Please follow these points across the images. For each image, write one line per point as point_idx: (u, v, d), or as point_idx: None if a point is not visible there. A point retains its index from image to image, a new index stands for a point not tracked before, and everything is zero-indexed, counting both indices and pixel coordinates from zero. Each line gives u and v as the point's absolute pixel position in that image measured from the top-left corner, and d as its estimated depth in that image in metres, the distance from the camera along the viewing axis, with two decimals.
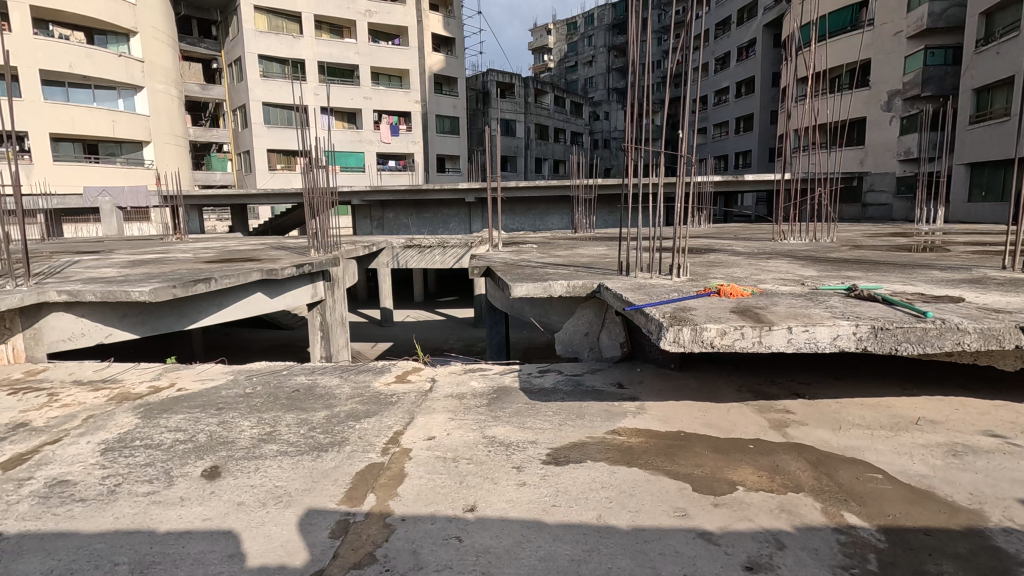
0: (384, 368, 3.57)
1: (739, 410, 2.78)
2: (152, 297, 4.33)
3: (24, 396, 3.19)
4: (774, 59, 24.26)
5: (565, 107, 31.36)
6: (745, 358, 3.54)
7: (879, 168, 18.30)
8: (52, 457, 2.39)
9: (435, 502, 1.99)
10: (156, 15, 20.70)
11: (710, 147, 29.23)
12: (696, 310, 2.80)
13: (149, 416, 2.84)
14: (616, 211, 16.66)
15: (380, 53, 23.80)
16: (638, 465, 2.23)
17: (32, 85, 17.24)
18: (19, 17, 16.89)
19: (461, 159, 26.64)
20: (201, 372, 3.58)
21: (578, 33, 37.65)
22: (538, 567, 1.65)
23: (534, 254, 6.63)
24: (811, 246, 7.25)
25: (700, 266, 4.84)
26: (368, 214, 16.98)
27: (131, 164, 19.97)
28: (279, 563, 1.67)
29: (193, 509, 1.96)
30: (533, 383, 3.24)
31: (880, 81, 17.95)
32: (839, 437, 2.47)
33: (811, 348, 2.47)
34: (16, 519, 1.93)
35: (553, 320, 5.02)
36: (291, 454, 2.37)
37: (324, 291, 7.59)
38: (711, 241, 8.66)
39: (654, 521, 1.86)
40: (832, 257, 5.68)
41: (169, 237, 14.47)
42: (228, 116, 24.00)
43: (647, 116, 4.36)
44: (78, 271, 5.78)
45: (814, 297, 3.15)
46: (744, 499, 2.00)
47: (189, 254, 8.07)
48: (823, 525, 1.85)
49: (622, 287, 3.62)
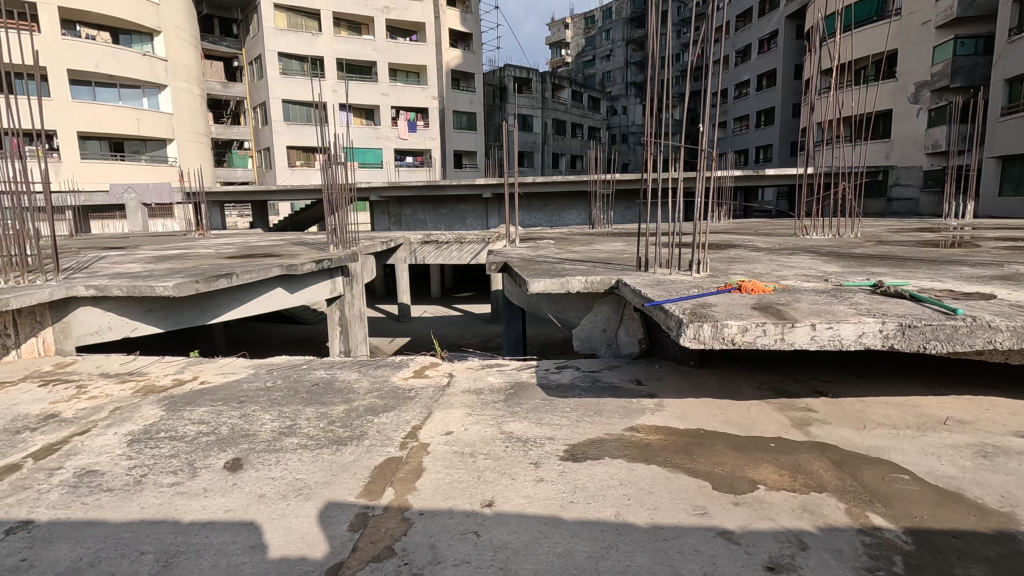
0: (402, 362, 3.60)
1: (760, 408, 2.74)
2: (175, 292, 4.40)
3: (54, 387, 3.28)
4: (796, 51, 23.80)
5: (581, 102, 31.17)
6: (766, 356, 3.48)
7: (905, 161, 17.82)
8: (81, 448, 2.45)
9: (452, 497, 1.99)
10: (179, 13, 21.03)
11: (730, 142, 28.81)
12: (716, 306, 2.76)
13: (173, 408, 2.90)
14: (635, 206, 16.54)
15: (397, 49, 23.92)
16: (655, 462, 2.22)
17: (60, 85, 17.65)
18: (48, 18, 17.27)
19: (478, 155, 26.54)
20: (223, 365, 3.65)
21: (596, 26, 37.29)
22: (556, 564, 1.64)
23: (551, 249, 6.59)
24: (834, 241, 7.12)
25: (720, 262, 4.77)
26: (386, 210, 17.09)
27: (156, 161, 20.40)
28: (300, 555, 1.69)
29: (216, 500, 2.00)
30: (550, 379, 3.23)
31: (907, 73, 17.49)
32: (863, 436, 2.43)
33: (835, 345, 2.42)
34: (48, 506, 1.99)
35: (570, 316, 5.02)
36: (311, 447, 2.40)
37: (343, 286, 7.67)
38: (730, 236, 8.50)
39: (674, 519, 1.85)
40: (855, 253, 5.56)
41: (192, 232, 14.75)
42: (249, 114, 24.35)
43: (667, 109, 4.27)
44: (104, 266, 5.91)
45: (838, 294, 3.09)
46: (766, 499, 1.97)
47: (211, 249, 8.21)
48: (846, 526, 1.81)
49: (641, 283, 3.58)
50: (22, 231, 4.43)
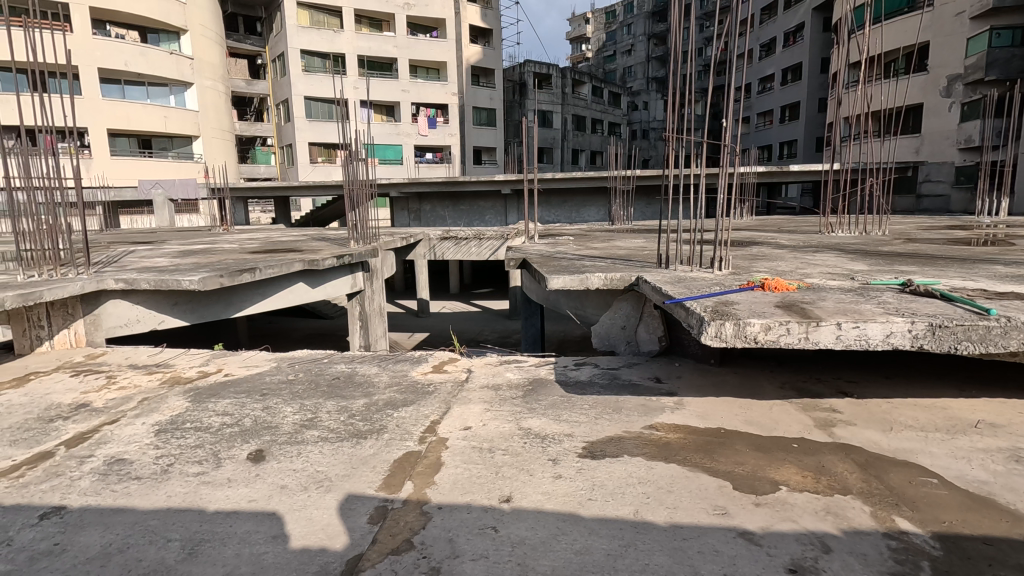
0: (421, 358, 3.62)
1: (781, 408, 2.70)
2: (201, 286, 4.48)
3: (85, 378, 3.38)
4: (823, 44, 23.26)
5: (602, 97, 30.99)
6: (789, 356, 3.42)
7: (936, 156, 17.36)
8: (111, 436, 2.52)
9: (471, 492, 2.00)
10: (205, 13, 21.44)
11: (753, 137, 28.32)
12: (739, 304, 2.72)
13: (198, 400, 2.96)
14: (656, 203, 16.39)
15: (419, 45, 23.97)
16: (675, 461, 2.20)
17: (92, 84, 18.09)
18: (80, 18, 17.69)
19: (497, 150, 26.56)
20: (246, 358, 3.72)
21: (616, 21, 36.88)
22: (574, 561, 1.64)
23: (570, 246, 6.55)
24: (861, 239, 6.98)
25: (743, 259, 4.69)
26: (406, 207, 17.21)
27: (182, 158, 20.81)
28: (321, 546, 1.71)
29: (240, 490, 2.04)
30: (569, 376, 3.22)
31: (939, 65, 17.00)
32: (889, 438, 2.37)
33: (861, 345, 2.37)
34: (79, 493, 2.05)
35: (589, 313, 4.99)
36: (332, 440, 2.43)
37: (363, 282, 7.75)
38: (753, 234, 8.28)
39: (693, 519, 1.83)
40: (883, 250, 5.44)
41: (217, 228, 15.02)
42: (272, 111, 24.69)
43: (689, 105, 4.20)
44: (132, 260, 6.03)
45: (865, 292, 3.02)
46: (788, 500, 1.94)
47: (235, 245, 8.34)
48: (872, 530, 1.78)
49: (661, 281, 3.54)
50: (55, 226, 4.55)
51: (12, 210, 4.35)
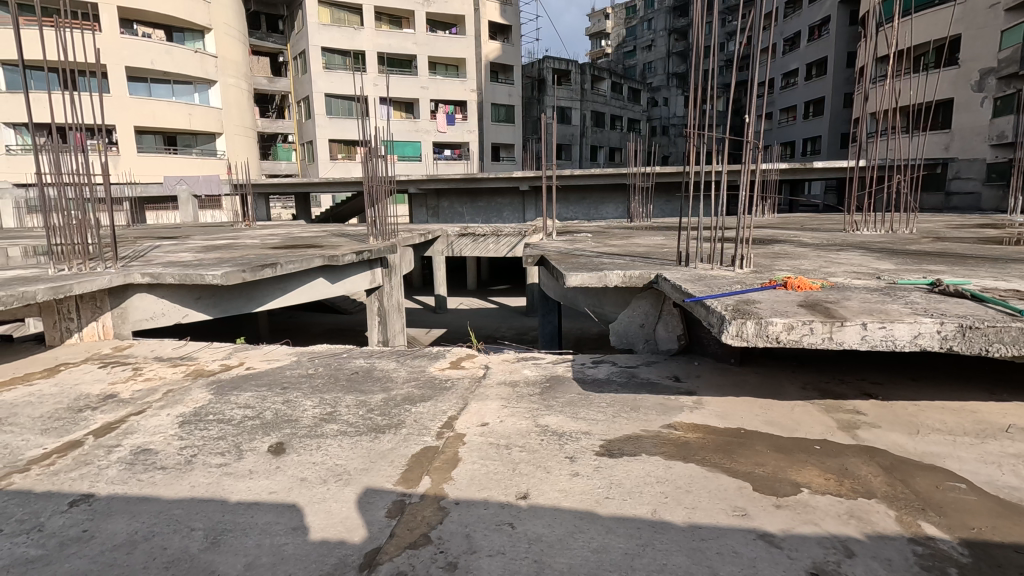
0: (439, 354, 3.64)
1: (803, 409, 2.65)
2: (223, 281, 4.55)
3: (113, 369, 3.47)
4: (850, 38, 22.74)
5: (622, 94, 30.75)
6: (812, 355, 3.37)
7: (966, 153, 16.86)
8: (137, 427, 2.58)
9: (488, 488, 2.00)
10: (228, 11, 21.75)
11: (776, 134, 27.85)
12: (761, 303, 2.68)
13: (220, 392, 3.02)
14: (675, 200, 16.20)
15: (438, 42, 24.01)
16: (694, 461, 2.18)
17: (119, 83, 18.49)
18: (109, 17, 18.09)
19: (516, 148, 26.53)
20: (268, 352, 3.77)
21: (637, 17, 36.51)
22: (592, 560, 1.63)
23: (589, 243, 6.52)
24: (887, 238, 6.85)
25: (764, 258, 4.62)
26: (424, 203, 17.30)
27: (206, 154, 21.05)
28: (340, 538, 1.73)
29: (260, 482, 2.07)
30: (586, 374, 3.21)
31: (971, 59, 16.48)
32: (915, 441, 2.32)
33: (887, 346, 2.31)
34: (106, 482, 2.10)
35: (608, 311, 4.97)
36: (350, 434, 2.46)
37: (382, 278, 7.82)
38: (774, 232, 8.15)
39: (712, 520, 1.81)
40: (911, 249, 5.32)
41: (239, 224, 15.28)
42: (293, 108, 24.98)
43: (711, 101, 4.13)
44: (158, 255, 6.16)
45: (891, 292, 2.96)
46: (810, 502, 1.91)
47: (257, 240, 8.47)
48: (897, 534, 1.74)
49: (681, 279, 3.50)
50: (84, 221, 4.65)
51: (45, 206, 4.46)
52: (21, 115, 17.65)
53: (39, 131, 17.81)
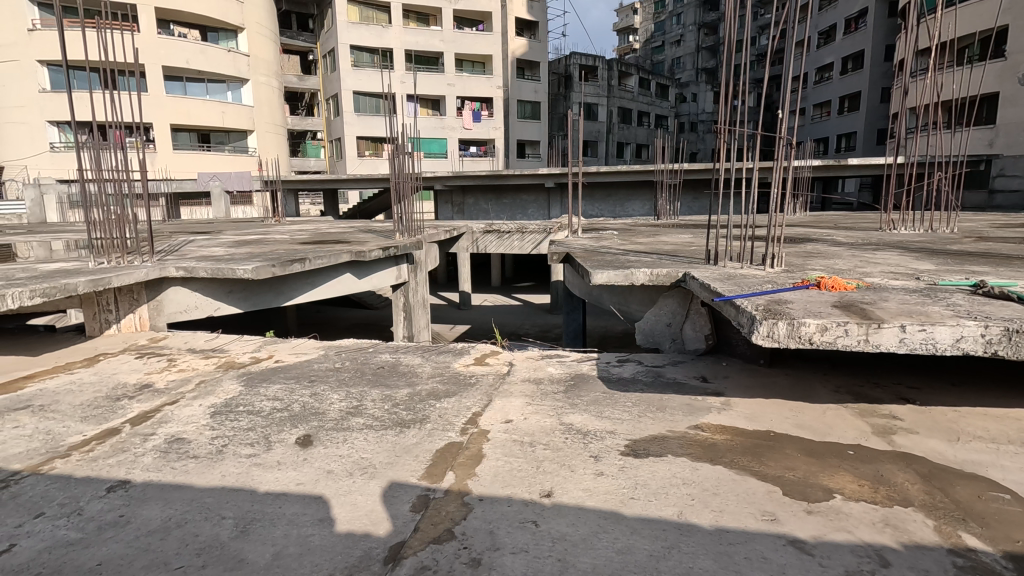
0: (463, 350, 3.65)
1: (836, 413, 2.58)
2: (254, 275, 4.64)
3: (148, 360, 3.58)
4: (888, 30, 22.02)
5: (649, 89, 30.36)
6: (844, 358, 3.27)
7: (1012, 149, 16.14)
8: (171, 416, 2.66)
9: (512, 485, 2.00)
10: (261, 11, 22.16)
11: (809, 129, 27.14)
12: (793, 304, 2.61)
13: (250, 384, 3.09)
14: (704, 197, 15.93)
15: (464, 39, 24.10)
16: (722, 463, 2.14)
17: (156, 82, 19.04)
18: (146, 19, 18.64)
19: (541, 144, 26.33)
20: (296, 345, 3.84)
21: (665, 11, 35.94)
22: (615, 560, 1.61)
23: (615, 241, 6.46)
24: (926, 237, 6.61)
25: (796, 257, 4.50)
26: (450, 200, 17.37)
27: (238, 151, 21.54)
28: (364, 531, 1.75)
29: (289, 473, 2.11)
30: (611, 372, 3.18)
31: (1018, 51, 15.78)
32: (957, 449, 2.23)
33: (928, 349, 2.23)
34: (141, 469, 2.17)
35: (633, 310, 4.92)
36: (376, 428, 2.48)
37: (407, 274, 7.90)
38: (806, 232, 7.94)
39: (740, 524, 1.77)
40: (952, 249, 5.10)
41: (268, 220, 15.61)
42: (322, 105, 25.38)
43: (742, 96, 4.02)
44: (192, 250, 6.31)
45: (932, 293, 2.85)
46: (842, 509, 1.85)
47: (286, 235, 8.62)
48: (935, 544, 1.68)
49: (710, 278, 3.43)
50: (122, 216, 4.77)
51: (85, 201, 4.59)
52: (64, 113, 18.33)
53: (81, 129, 18.45)
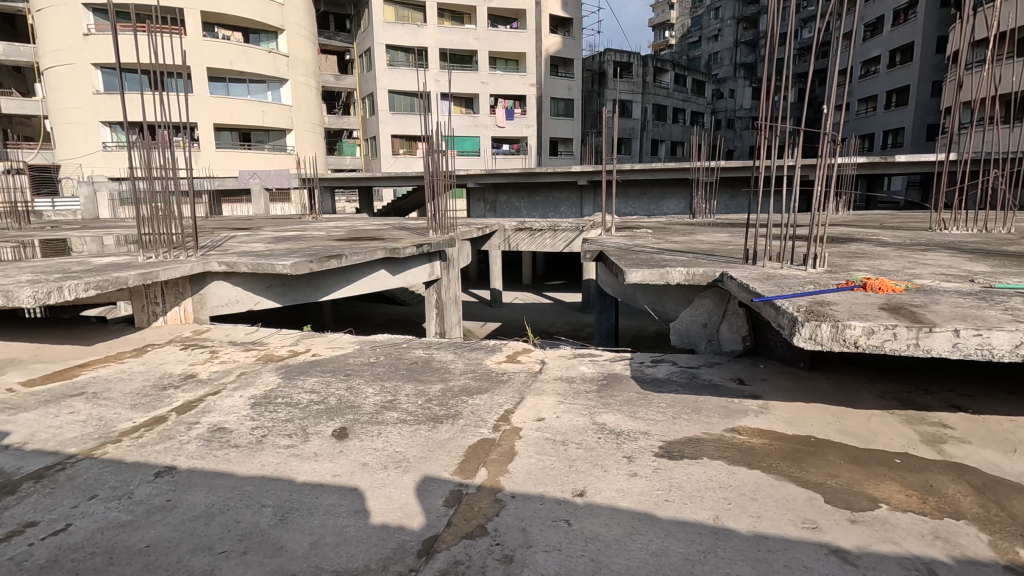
0: (496, 347, 3.66)
1: (883, 419, 2.48)
2: (293, 270, 4.74)
3: (192, 351, 3.70)
4: (940, 21, 21.03)
5: (686, 85, 29.80)
6: (891, 362, 3.15)
7: None
8: (213, 406, 2.75)
9: (544, 483, 2.00)
10: (301, 13, 22.66)
11: (853, 125, 26.18)
12: (837, 305, 2.53)
13: (288, 376, 3.17)
14: (742, 195, 15.58)
15: (498, 37, 24.17)
16: (759, 468, 2.08)
17: (201, 82, 19.72)
18: (193, 22, 19.37)
19: (573, 142, 26.18)
20: (332, 340, 3.92)
21: (703, 6, 35.15)
22: (649, 562, 1.59)
23: (648, 239, 6.39)
24: (979, 238, 6.32)
25: (840, 257, 4.35)
26: (482, 197, 17.45)
27: (277, 149, 22.11)
28: (398, 524, 1.78)
29: (325, 465, 2.16)
30: (645, 372, 3.15)
31: None
32: (1012, 460, 2.12)
33: (984, 355, 2.12)
34: (187, 456, 2.25)
35: (667, 309, 4.86)
36: (409, 422, 2.52)
37: (440, 270, 7.97)
38: (851, 230, 7.71)
39: (779, 530, 1.72)
40: (1008, 251, 4.85)
41: (305, 216, 15.98)
42: (358, 104, 25.82)
43: (784, 90, 3.88)
44: (233, 245, 6.52)
45: (988, 296, 2.71)
46: (889, 520, 1.78)
47: (322, 232, 8.80)
48: (991, 561, 1.59)
49: (748, 278, 3.34)
50: (168, 212, 4.93)
51: (135, 198, 4.77)
52: (116, 114, 19.18)
53: (131, 129, 19.30)
